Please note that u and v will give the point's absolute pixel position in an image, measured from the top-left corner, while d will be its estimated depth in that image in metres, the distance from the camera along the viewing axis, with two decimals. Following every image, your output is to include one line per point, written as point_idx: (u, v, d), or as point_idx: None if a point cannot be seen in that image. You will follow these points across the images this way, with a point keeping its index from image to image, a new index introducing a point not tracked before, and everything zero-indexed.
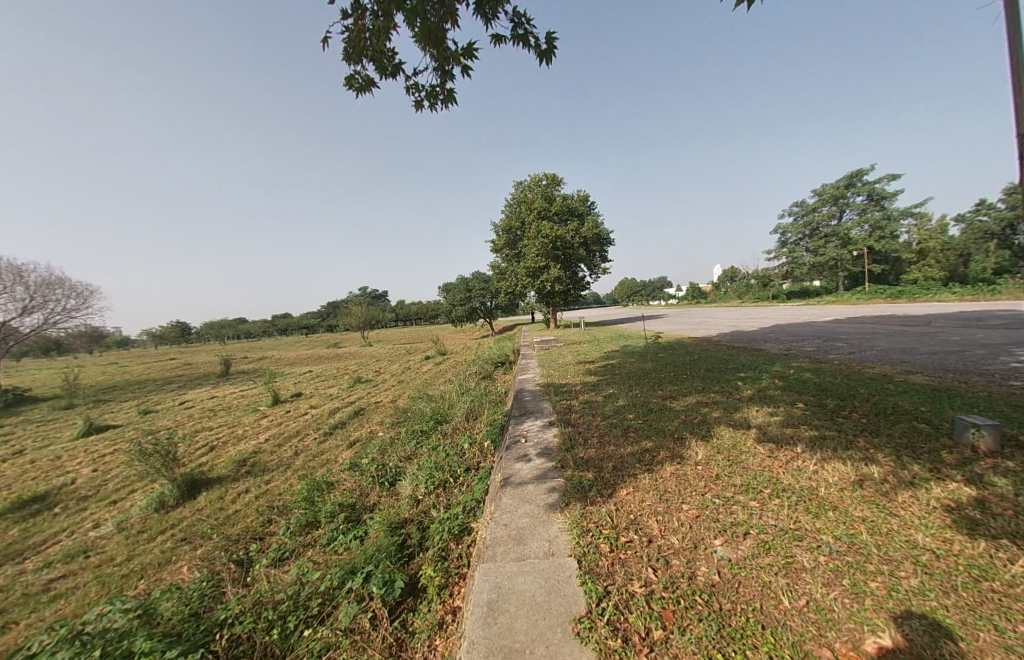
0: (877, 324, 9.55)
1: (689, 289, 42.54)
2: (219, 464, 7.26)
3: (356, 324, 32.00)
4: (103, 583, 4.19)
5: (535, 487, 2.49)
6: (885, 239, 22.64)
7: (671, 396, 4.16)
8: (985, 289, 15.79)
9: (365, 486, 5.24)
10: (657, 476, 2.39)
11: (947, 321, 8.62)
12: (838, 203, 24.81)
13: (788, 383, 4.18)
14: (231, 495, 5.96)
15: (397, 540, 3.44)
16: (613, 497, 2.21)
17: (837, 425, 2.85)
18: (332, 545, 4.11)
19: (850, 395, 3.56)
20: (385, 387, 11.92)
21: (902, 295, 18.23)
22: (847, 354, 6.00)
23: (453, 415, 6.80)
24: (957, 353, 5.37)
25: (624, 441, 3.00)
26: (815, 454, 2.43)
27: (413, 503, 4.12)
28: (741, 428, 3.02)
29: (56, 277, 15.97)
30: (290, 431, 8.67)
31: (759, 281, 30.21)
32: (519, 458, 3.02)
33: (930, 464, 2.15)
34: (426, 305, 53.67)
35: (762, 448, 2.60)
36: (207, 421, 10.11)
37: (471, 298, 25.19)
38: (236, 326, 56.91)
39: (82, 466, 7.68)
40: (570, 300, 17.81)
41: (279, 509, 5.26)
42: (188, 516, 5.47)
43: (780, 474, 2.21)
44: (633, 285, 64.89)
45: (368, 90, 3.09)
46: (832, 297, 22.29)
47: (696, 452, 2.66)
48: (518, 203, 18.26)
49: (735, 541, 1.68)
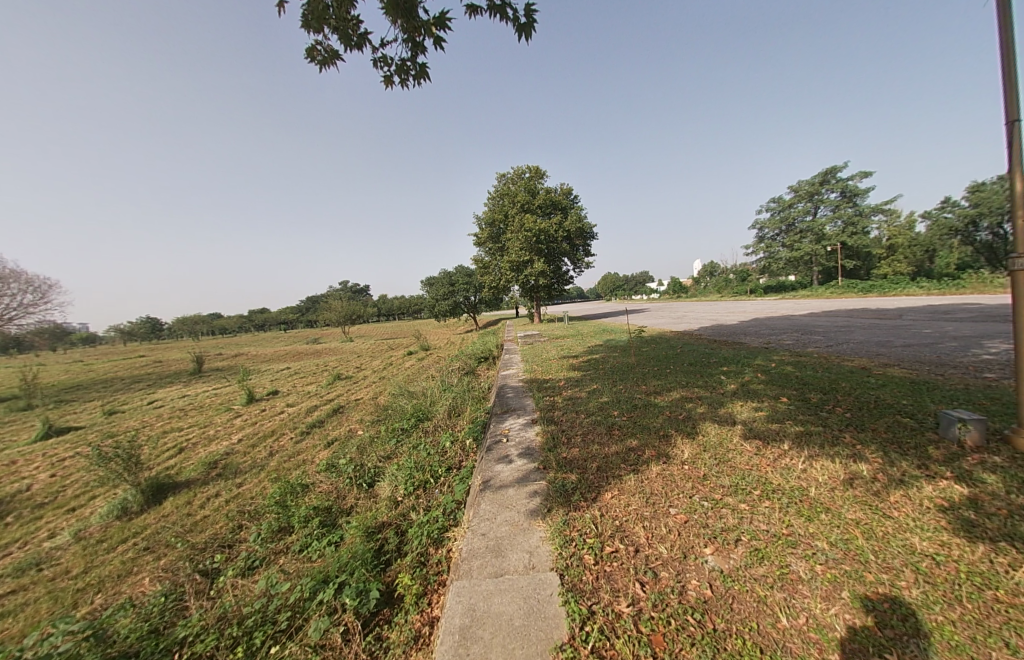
0: (851, 317, 9.79)
1: (670, 284, 43.21)
2: (188, 467, 6.87)
3: (337, 319, 31.15)
4: (56, 598, 3.87)
5: (516, 491, 2.34)
6: (857, 234, 23.39)
7: (655, 391, 4.08)
8: (949, 283, 16.53)
9: (342, 488, 5.01)
10: (643, 477, 2.28)
11: (916, 315, 8.90)
12: (812, 200, 25.48)
13: (770, 377, 4.16)
14: (199, 500, 5.62)
15: (374, 546, 3.25)
16: (597, 501, 2.08)
17: (823, 420, 2.81)
18: (306, 551, 3.90)
19: (831, 388, 3.55)
20: (365, 384, 11.58)
21: (872, 288, 18.96)
22: (825, 347, 6.08)
23: (434, 412, 6.62)
24: (928, 346, 5.50)
25: (608, 440, 2.89)
26: (803, 451, 2.36)
27: (392, 506, 3.94)
28: (726, 424, 2.95)
29: (11, 271, 14.85)
30: (264, 431, 8.30)
31: (738, 275, 30.90)
32: (500, 460, 2.86)
33: (917, 460, 2.12)
34: (409, 300, 52.79)
35: (748, 445, 2.53)
36: (176, 422, 9.59)
37: (454, 293, 24.84)
38: (211, 321, 54.72)
39: (37, 471, 7.16)
40: (554, 294, 17.74)
41: (251, 515, 4.98)
42: (151, 524, 5.12)
43: (769, 474, 2.13)
44: (615, 279, 65.47)
45: (332, 64, 2.84)
46: (807, 291, 23.00)
47: (682, 450, 2.56)
48: (501, 196, 17.97)
49: (727, 550, 1.58)
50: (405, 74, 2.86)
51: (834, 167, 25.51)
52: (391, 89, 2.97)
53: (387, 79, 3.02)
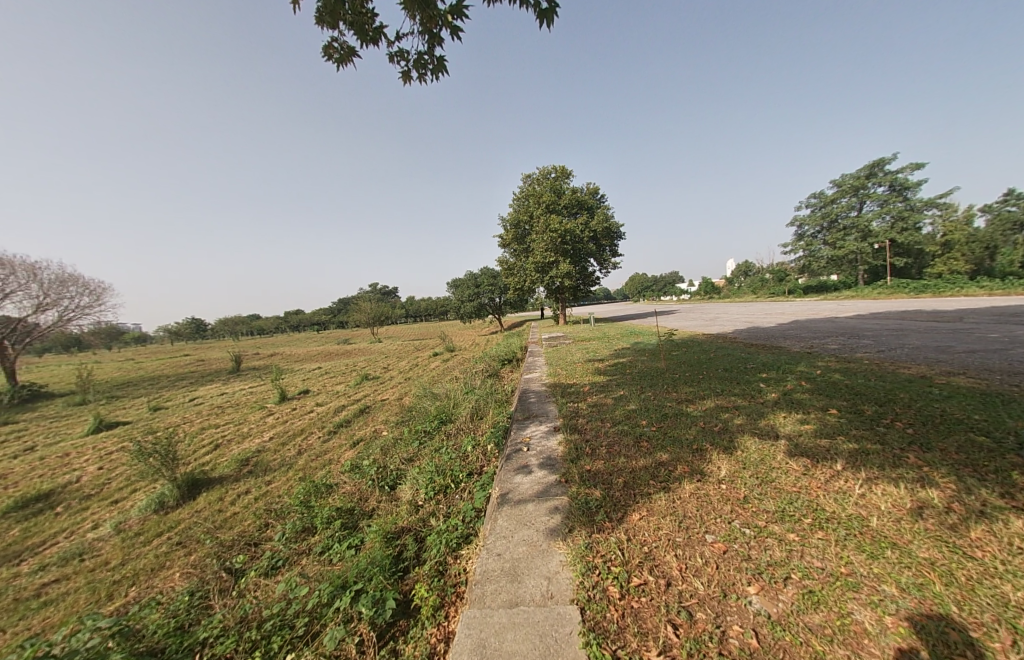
0: (906, 320, 8.96)
1: (701, 285, 41.71)
2: (222, 463, 7.14)
3: (365, 320, 31.97)
4: (94, 589, 4.05)
5: (536, 506, 2.21)
6: (908, 231, 21.73)
7: (686, 399, 3.83)
8: (1015, 283, 15.12)
9: (365, 489, 5.03)
10: (674, 496, 2.09)
11: (981, 317, 8.10)
12: (857, 194, 23.88)
13: (816, 386, 3.82)
14: (230, 497, 5.81)
15: (392, 552, 3.18)
16: (624, 522, 1.92)
17: (880, 437, 2.50)
18: (326, 554, 3.90)
19: (887, 400, 3.19)
20: (391, 384, 11.75)
21: (925, 289, 17.48)
22: (875, 352, 5.59)
23: (457, 415, 6.56)
24: (997, 352, 4.94)
25: (636, 453, 2.69)
26: (859, 473, 2.10)
27: (411, 511, 3.87)
28: (768, 439, 2.68)
29: (71, 275, 16.10)
30: (294, 429, 8.52)
31: (773, 275, 29.48)
32: (519, 471, 2.73)
33: (999, 488, 1.82)
34: (434, 301, 53.58)
35: (795, 464, 2.28)
36: (214, 419, 10.04)
37: (479, 294, 24.93)
38: (250, 322, 57.66)
39: (88, 464, 7.64)
40: (579, 295, 17.46)
41: (276, 513, 5.07)
42: (184, 519, 5.31)
43: (822, 499, 1.88)
44: (643, 280, 64.02)
45: (349, 61, 2.83)
46: (851, 292, 21.66)
47: (718, 468, 2.34)
48: (526, 196, 17.86)
49: (774, 590, 1.38)
50: (424, 69, 2.83)
51: (883, 159, 23.83)
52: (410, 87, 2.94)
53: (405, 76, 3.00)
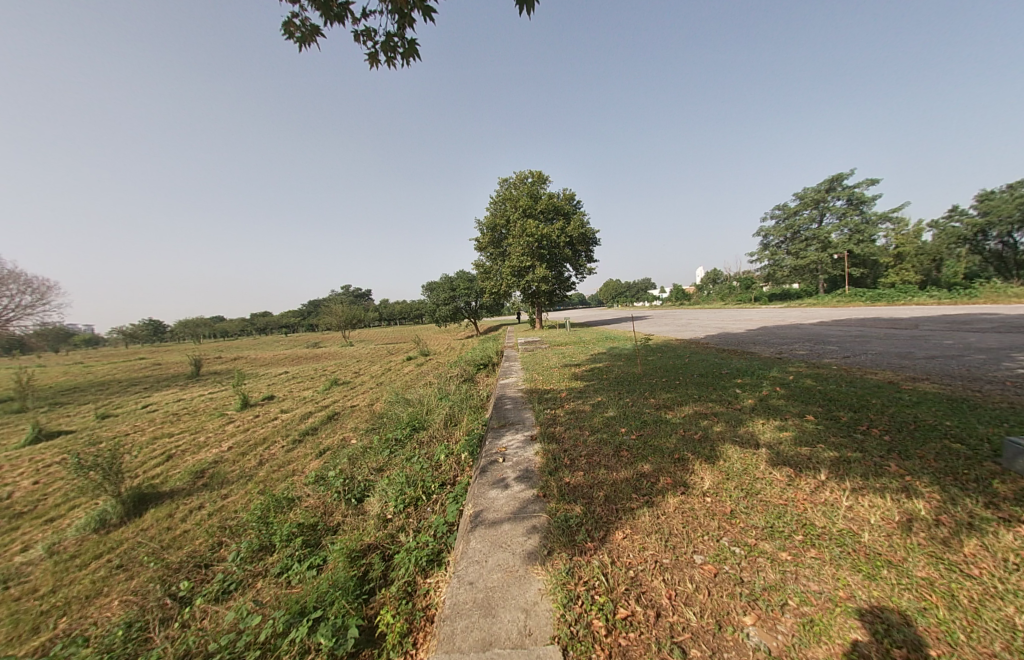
0: (865, 327, 9.37)
1: (673, 291, 42.91)
2: (174, 475, 6.55)
3: (337, 323, 30.92)
4: (17, 621, 3.55)
5: (512, 526, 2.03)
6: (864, 242, 23.07)
7: (665, 405, 3.76)
8: (960, 293, 16.25)
9: (330, 502, 4.70)
10: (659, 511, 1.96)
11: (932, 325, 8.60)
12: (818, 207, 25.20)
13: (791, 392, 3.84)
14: (181, 513, 5.31)
15: (357, 573, 2.91)
16: (606, 542, 1.78)
17: (859, 445, 2.49)
18: (285, 575, 3.57)
19: (861, 406, 3.22)
20: (362, 390, 11.29)
21: (880, 298, 18.58)
22: (842, 358, 5.76)
23: (430, 421, 6.30)
24: (953, 359, 5.17)
25: (618, 464, 2.56)
26: (844, 484, 2.04)
27: (379, 526, 3.60)
28: (749, 447, 2.62)
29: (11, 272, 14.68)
30: (255, 438, 7.99)
31: (741, 282, 30.67)
32: (495, 485, 2.54)
33: (983, 498, 1.79)
34: (409, 304, 52.57)
35: (779, 474, 2.21)
36: (168, 427, 9.30)
37: (455, 297, 24.57)
38: (214, 324, 54.66)
39: (20, 478, 6.86)
40: (556, 300, 17.50)
41: (232, 530, 4.64)
42: (127, 539, 4.79)
43: (811, 513, 1.80)
44: (619, 286, 65.37)
45: (313, 42, 2.61)
46: (813, 299, 22.81)
47: (702, 479, 2.24)
48: (502, 200, 17.76)
49: (772, 620, 1.27)
50: (394, 53, 2.72)
51: (841, 174, 25.27)
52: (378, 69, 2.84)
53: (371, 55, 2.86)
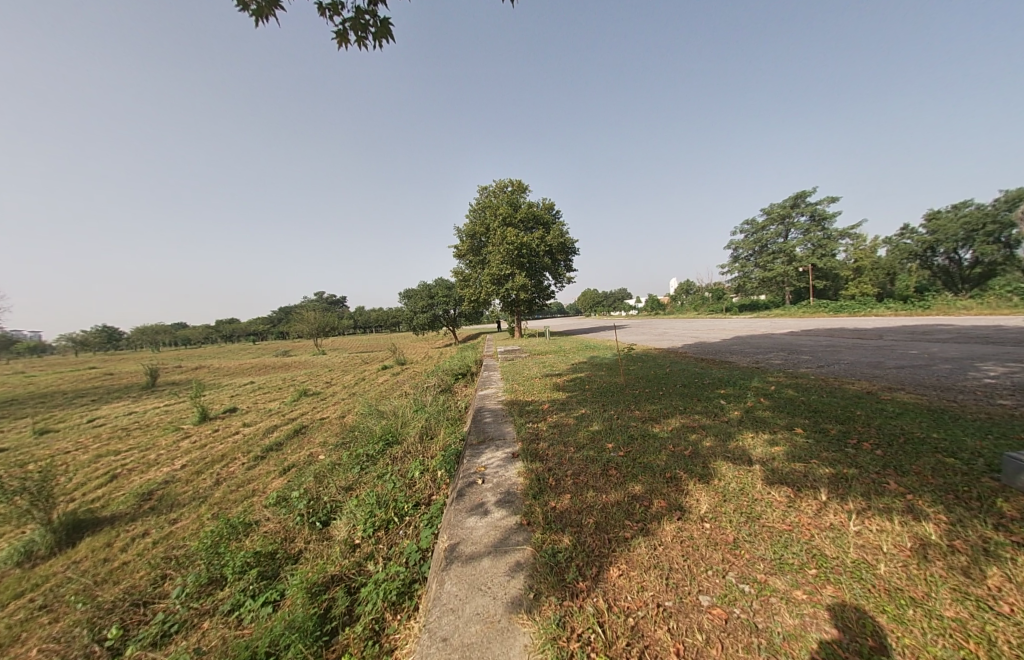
0: (834, 337, 9.70)
1: (649, 301, 43.98)
2: (117, 499, 5.87)
3: (309, 331, 29.73)
4: None
5: (492, 564, 1.79)
6: (826, 257, 24.36)
7: (652, 418, 3.61)
8: (914, 305, 17.26)
9: (291, 527, 4.28)
10: (656, 541, 1.77)
11: (895, 335, 8.97)
12: (784, 223, 26.50)
13: (776, 403, 3.78)
14: (122, 542, 4.71)
15: (319, 610, 2.57)
16: (601, 581, 1.57)
17: (853, 460, 2.40)
18: (236, 615, 3.15)
19: (847, 418, 3.18)
20: (334, 401, 10.72)
21: (841, 309, 19.60)
22: (817, 368, 5.85)
23: (405, 435, 5.96)
24: (921, 368, 5.32)
25: (607, 485, 2.36)
26: (847, 505, 1.92)
27: (345, 554, 3.25)
28: (742, 464, 2.49)
29: None
30: (213, 455, 7.34)
31: (714, 294, 31.77)
32: (473, 512, 2.29)
33: (991, 519, 1.70)
34: (386, 313, 51.46)
35: (777, 494, 2.08)
36: (114, 444, 8.43)
37: (433, 305, 24.19)
38: (174, 331, 51.44)
39: None
40: (535, 309, 17.44)
41: (180, 560, 4.13)
42: (56, 574, 4.17)
43: (820, 542, 1.66)
44: (597, 295, 66.61)
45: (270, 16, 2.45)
46: (780, 310, 23.80)
47: (698, 502, 2.07)
48: (482, 208, 17.64)
49: None
50: (364, 31, 2.73)
51: (804, 192, 26.75)
52: (346, 47, 2.83)
53: (337, 32, 2.77)
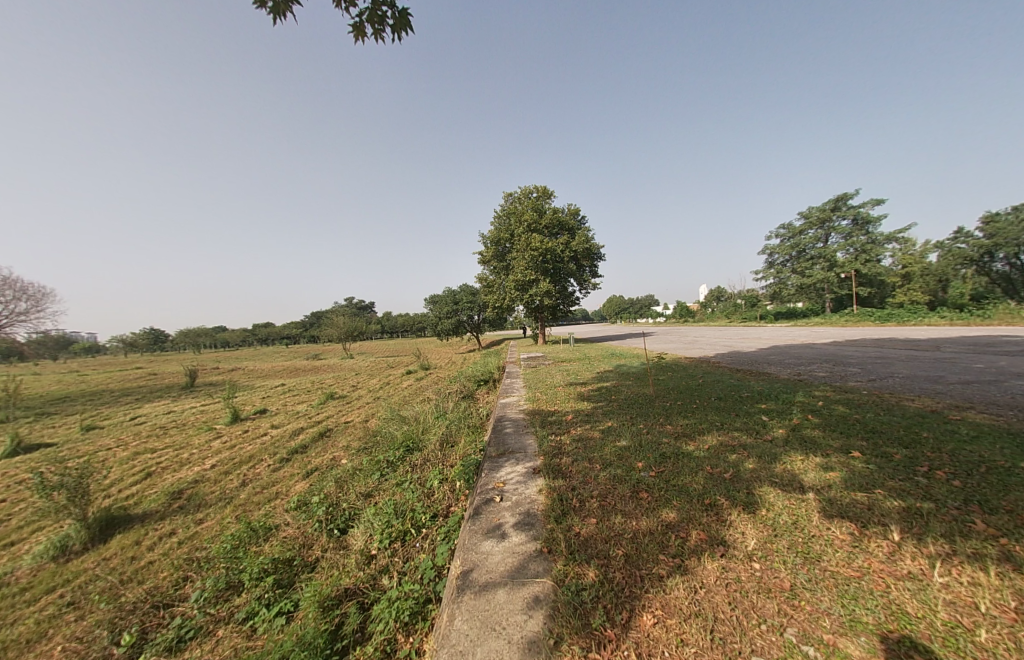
0: (884, 347, 8.95)
1: (676, 308, 42.81)
2: (149, 497, 6.06)
3: (337, 335, 30.67)
4: None
5: (507, 597, 1.61)
6: (871, 262, 22.91)
7: (686, 435, 3.34)
8: (972, 314, 15.86)
9: (310, 533, 4.22)
10: (697, 582, 1.54)
11: (956, 347, 8.14)
12: (824, 227, 25.19)
13: (826, 421, 3.42)
14: (149, 541, 4.80)
15: (330, 627, 2.44)
16: (632, 630, 1.37)
17: (927, 492, 2.07)
18: (250, 623, 3.09)
19: (912, 440, 2.81)
20: (358, 405, 10.84)
21: (889, 318, 18.27)
22: (868, 382, 5.37)
23: (426, 441, 5.88)
24: (992, 384, 4.74)
25: (638, 511, 2.14)
26: (926, 548, 1.63)
27: (360, 565, 3.13)
28: (794, 491, 2.20)
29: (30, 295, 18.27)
30: (242, 455, 7.51)
31: (747, 301, 30.59)
32: (489, 535, 2.11)
33: None
34: (411, 319, 52.48)
35: (839, 531, 1.80)
36: (151, 442, 8.82)
37: (457, 311, 24.38)
38: (214, 334, 54.39)
39: None
40: (559, 316, 17.18)
41: (201, 563, 4.14)
42: (87, 570, 4.29)
43: (899, 596, 1.38)
44: (622, 303, 65.56)
45: (286, 10, 2.52)
46: (819, 319, 22.49)
47: (743, 535, 1.82)
48: (507, 214, 17.58)
49: None
50: (381, 23, 2.73)
51: (845, 194, 25.42)
52: (363, 41, 2.83)
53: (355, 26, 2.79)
